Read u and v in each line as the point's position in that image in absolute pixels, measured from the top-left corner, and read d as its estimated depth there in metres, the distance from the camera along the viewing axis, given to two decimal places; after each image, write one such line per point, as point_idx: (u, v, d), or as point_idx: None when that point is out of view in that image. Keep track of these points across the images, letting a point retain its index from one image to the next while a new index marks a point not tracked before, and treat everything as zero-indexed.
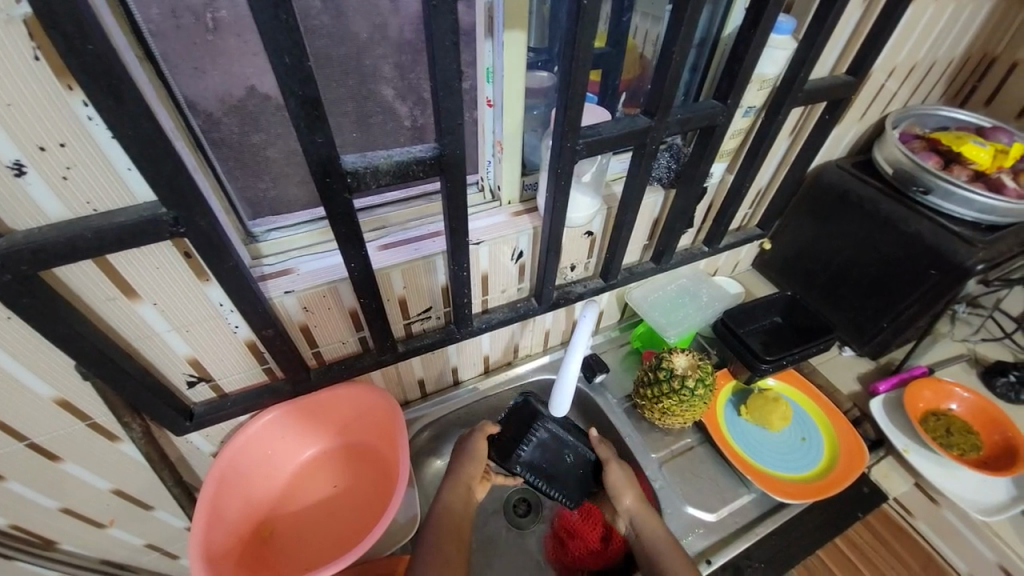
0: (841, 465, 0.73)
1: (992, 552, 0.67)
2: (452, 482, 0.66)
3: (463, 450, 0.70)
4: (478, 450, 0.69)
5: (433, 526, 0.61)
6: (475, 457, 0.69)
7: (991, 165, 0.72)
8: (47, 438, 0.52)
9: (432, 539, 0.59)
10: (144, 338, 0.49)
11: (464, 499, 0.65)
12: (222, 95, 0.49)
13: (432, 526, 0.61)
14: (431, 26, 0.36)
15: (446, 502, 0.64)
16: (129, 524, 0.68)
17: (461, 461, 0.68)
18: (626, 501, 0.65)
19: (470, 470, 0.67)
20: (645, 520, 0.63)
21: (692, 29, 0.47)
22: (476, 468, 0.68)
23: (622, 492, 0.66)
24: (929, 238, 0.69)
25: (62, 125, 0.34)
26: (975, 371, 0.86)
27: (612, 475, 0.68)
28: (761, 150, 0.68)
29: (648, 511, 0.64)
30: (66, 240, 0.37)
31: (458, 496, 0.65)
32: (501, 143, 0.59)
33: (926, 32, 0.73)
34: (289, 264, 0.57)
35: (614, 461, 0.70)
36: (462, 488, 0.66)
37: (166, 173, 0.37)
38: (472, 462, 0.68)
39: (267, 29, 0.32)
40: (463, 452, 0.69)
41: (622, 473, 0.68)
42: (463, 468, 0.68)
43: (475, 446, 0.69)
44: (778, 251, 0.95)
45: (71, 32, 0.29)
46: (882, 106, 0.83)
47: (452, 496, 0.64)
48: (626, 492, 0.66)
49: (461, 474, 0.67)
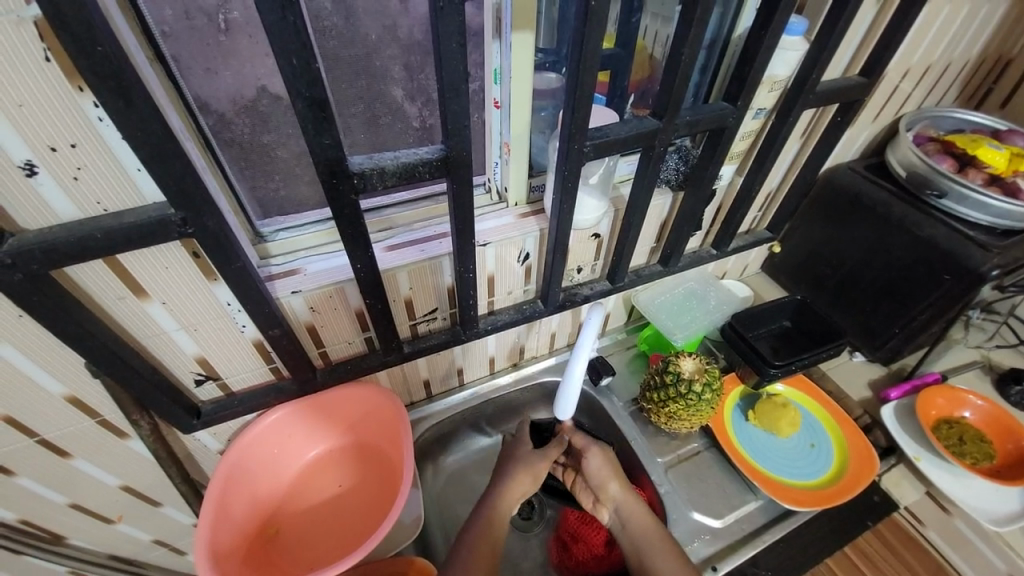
0: (851, 472, 0.72)
1: (1004, 562, 0.66)
2: (503, 491, 0.64)
3: (521, 458, 0.68)
4: (541, 472, 0.67)
5: (478, 526, 0.60)
6: (534, 475, 0.66)
7: (1008, 168, 0.71)
8: (58, 434, 0.52)
9: (484, 525, 0.61)
10: (153, 336, 0.50)
11: (508, 506, 0.63)
12: (234, 96, 0.49)
13: (476, 528, 0.60)
14: (438, 27, 0.36)
15: (496, 506, 0.62)
16: (138, 520, 0.69)
17: (519, 477, 0.65)
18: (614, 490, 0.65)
19: (521, 480, 0.65)
20: (633, 519, 0.62)
21: (702, 31, 0.46)
22: (531, 486, 0.65)
23: (606, 481, 0.66)
24: (943, 244, 0.68)
25: (72, 125, 0.35)
26: (990, 379, 0.85)
27: (593, 463, 0.67)
28: (771, 153, 0.67)
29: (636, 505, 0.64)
30: (77, 240, 0.37)
31: (508, 504, 0.63)
32: (508, 145, 0.59)
33: (943, 32, 0.72)
34: (296, 264, 0.57)
35: (596, 450, 0.68)
36: (511, 502, 0.63)
37: (176, 175, 0.37)
38: (530, 476, 0.66)
39: (274, 30, 0.32)
40: (521, 458, 0.67)
41: (603, 462, 0.67)
42: (518, 481, 0.65)
43: (539, 465, 0.67)
44: (788, 255, 0.94)
45: (81, 34, 0.29)
46: (896, 107, 0.82)
47: (496, 505, 0.62)
48: (610, 480, 0.65)
49: (516, 485, 0.64)
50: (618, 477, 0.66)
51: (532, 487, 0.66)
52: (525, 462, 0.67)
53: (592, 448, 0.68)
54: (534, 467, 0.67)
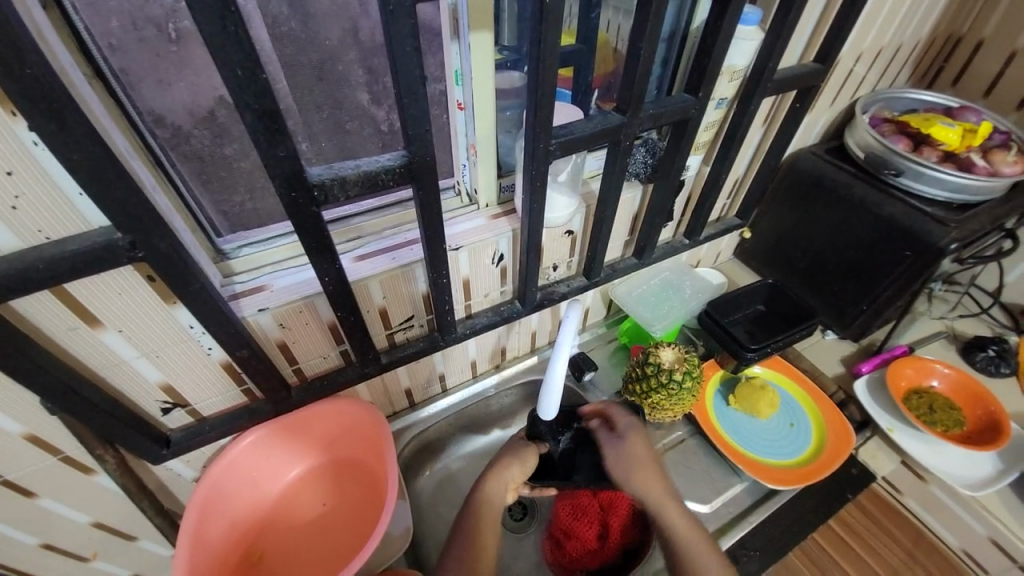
0: (829, 448, 0.74)
1: (980, 526, 0.69)
2: (493, 479, 0.60)
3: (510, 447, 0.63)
4: (529, 461, 0.62)
5: (470, 512, 0.59)
6: (522, 464, 0.61)
7: (960, 145, 0.73)
8: (19, 475, 0.50)
9: (484, 493, 0.59)
10: (112, 367, 0.48)
11: (496, 497, 0.59)
12: (189, 106, 0.47)
13: (470, 516, 0.58)
14: (390, 31, 0.35)
15: (485, 494, 0.59)
16: (113, 556, 0.66)
17: (505, 465, 0.61)
18: (640, 482, 0.62)
19: (509, 471, 0.61)
20: (664, 508, 0.61)
21: (658, 25, 0.47)
22: (519, 475, 0.61)
23: (629, 479, 0.62)
24: (902, 220, 0.71)
25: (5, 152, 0.33)
26: (955, 348, 0.88)
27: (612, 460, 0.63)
28: (735, 139, 0.68)
29: (668, 497, 0.61)
30: (18, 272, 0.35)
31: (499, 492, 0.60)
32: (475, 146, 0.58)
33: (893, 14, 0.74)
34: (262, 281, 0.54)
35: (613, 450, 0.63)
36: (502, 488, 0.60)
37: (118, 198, 0.35)
38: (517, 466, 0.61)
39: (215, 40, 0.31)
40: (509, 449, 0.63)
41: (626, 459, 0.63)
42: (509, 471, 0.61)
43: (525, 452, 0.62)
44: (758, 240, 0.95)
45: (7, 56, 0.27)
46: (853, 90, 0.84)
47: (487, 491, 0.59)
48: (635, 472, 0.62)
49: (505, 472, 0.61)
50: (645, 470, 0.62)
51: (522, 477, 0.62)
52: (515, 451, 0.63)
53: (607, 445, 0.64)
54: (522, 456, 0.62)
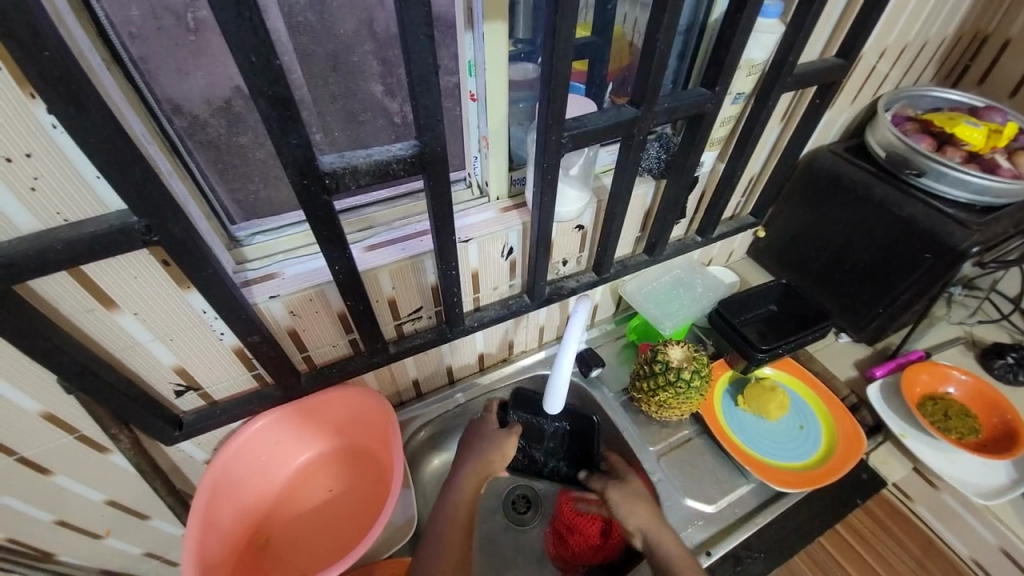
0: (839, 453, 0.73)
1: (990, 534, 0.68)
2: (474, 464, 0.63)
3: (489, 436, 0.67)
4: (509, 451, 0.66)
5: (449, 503, 0.59)
6: (503, 452, 0.65)
7: (985, 146, 0.71)
8: (38, 451, 0.51)
9: (468, 481, 0.62)
10: (128, 349, 0.49)
11: (473, 488, 0.61)
12: (206, 95, 0.48)
13: (449, 506, 0.59)
14: (404, 18, 0.35)
15: (465, 483, 0.61)
16: (126, 534, 0.68)
17: (488, 454, 0.64)
18: (638, 516, 0.61)
19: (490, 460, 0.64)
20: (657, 533, 0.59)
21: (676, 17, 0.46)
22: (501, 464, 0.64)
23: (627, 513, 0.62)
24: (922, 221, 0.69)
25: (26, 135, 0.33)
26: (972, 354, 0.86)
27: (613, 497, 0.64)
28: (751, 137, 0.67)
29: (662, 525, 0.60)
30: (36, 252, 0.36)
31: (476, 482, 0.62)
32: (487, 139, 0.58)
33: (919, 11, 0.72)
34: (274, 268, 0.55)
35: (615, 487, 0.66)
36: (481, 475, 0.62)
37: (134, 181, 0.36)
38: (499, 453, 0.65)
39: (229, 26, 0.31)
40: (489, 437, 0.66)
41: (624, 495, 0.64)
42: (490, 459, 0.64)
43: (507, 444, 0.66)
44: (773, 239, 0.94)
45: (28, 40, 0.28)
46: (874, 88, 0.82)
47: (466, 480, 0.62)
48: (631, 504, 0.63)
49: (485, 460, 0.63)
50: (646, 504, 0.63)
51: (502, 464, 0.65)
52: (496, 440, 0.66)
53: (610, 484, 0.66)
54: (501, 446, 0.65)
